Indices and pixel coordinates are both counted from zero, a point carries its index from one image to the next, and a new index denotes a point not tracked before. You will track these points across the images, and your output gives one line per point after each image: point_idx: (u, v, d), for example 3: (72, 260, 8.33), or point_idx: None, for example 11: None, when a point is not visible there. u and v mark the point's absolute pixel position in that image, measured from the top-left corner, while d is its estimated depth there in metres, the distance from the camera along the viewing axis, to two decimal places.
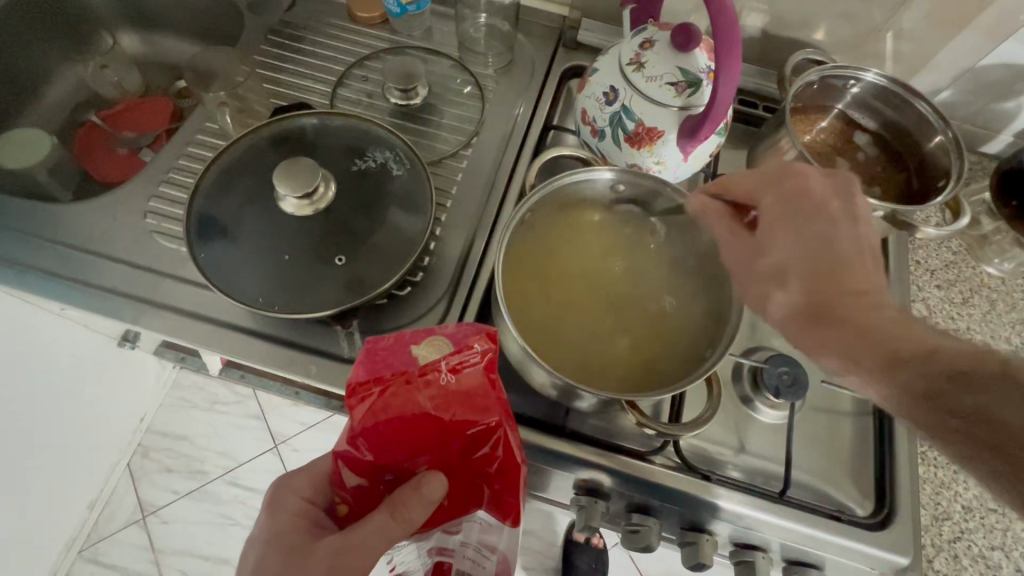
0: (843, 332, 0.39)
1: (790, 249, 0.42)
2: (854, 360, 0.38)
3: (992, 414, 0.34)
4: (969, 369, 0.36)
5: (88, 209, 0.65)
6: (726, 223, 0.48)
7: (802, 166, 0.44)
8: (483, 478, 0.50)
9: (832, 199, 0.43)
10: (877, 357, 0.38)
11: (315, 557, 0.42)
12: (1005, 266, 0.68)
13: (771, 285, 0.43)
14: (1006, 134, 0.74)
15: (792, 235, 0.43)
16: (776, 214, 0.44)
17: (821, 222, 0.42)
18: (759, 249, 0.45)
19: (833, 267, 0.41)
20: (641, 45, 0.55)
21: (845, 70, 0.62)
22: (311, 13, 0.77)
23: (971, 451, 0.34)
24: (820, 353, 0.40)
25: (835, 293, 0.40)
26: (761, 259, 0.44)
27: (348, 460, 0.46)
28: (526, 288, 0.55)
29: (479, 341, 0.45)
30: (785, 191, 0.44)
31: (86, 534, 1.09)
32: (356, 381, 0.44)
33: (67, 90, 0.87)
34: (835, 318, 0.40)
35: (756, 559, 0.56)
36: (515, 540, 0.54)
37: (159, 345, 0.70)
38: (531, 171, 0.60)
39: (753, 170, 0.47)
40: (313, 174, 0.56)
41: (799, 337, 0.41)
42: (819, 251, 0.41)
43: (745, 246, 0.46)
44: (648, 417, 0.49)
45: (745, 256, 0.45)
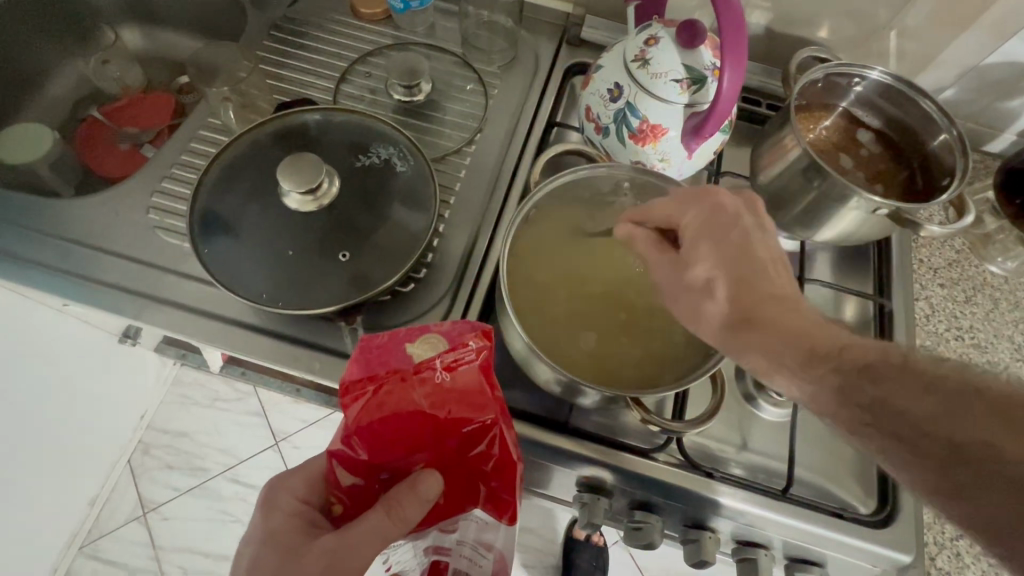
0: (768, 333, 0.40)
1: (714, 263, 0.45)
2: (768, 357, 0.40)
3: (895, 404, 0.33)
4: (872, 363, 0.36)
5: (90, 204, 0.64)
6: (653, 246, 0.49)
7: (714, 187, 0.48)
8: (479, 476, 0.50)
9: (745, 212, 0.47)
10: (797, 354, 0.39)
11: (310, 556, 0.42)
12: (1009, 265, 0.68)
13: (701, 297, 0.45)
14: (1010, 133, 0.74)
15: (717, 249, 0.45)
16: (699, 229, 0.47)
17: (737, 235, 0.45)
18: (687, 266, 0.46)
19: (753, 276, 0.44)
20: (646, 41, 0.55)
21: (850, 67, 0.62)
22: (315, 9, 0.77)
23: (879, 445, 0.33)
24: (746, 354, 0.41)
25: (758, 300, 0.42)
26: (690, 274, 0.46)
27: (342, 460, 0.46)
28: (530, 283, 0.55)
29: (474, 338, 0.45)
30: (702, 210, 0.47)
31: (87, 531, 1.09)
32: (350, 379, 0.43)
33: (68, 85, 0.86)
34: (759, 321, 0.41)
35: (757, 557, 0.56)
36: (512, 538, 0.53)
37: (160, 341, 0.70)
38: (534, 169, 0.61)
39: (674, 193, 0.50)
40: (318, 170, 0.56)
41: (728, 344, 0.43)
42: (742, 262, 0.44)
43: (673, 265, 0.47)
44: (650, 413, 0.49)
45: (673, 274, 0.47)
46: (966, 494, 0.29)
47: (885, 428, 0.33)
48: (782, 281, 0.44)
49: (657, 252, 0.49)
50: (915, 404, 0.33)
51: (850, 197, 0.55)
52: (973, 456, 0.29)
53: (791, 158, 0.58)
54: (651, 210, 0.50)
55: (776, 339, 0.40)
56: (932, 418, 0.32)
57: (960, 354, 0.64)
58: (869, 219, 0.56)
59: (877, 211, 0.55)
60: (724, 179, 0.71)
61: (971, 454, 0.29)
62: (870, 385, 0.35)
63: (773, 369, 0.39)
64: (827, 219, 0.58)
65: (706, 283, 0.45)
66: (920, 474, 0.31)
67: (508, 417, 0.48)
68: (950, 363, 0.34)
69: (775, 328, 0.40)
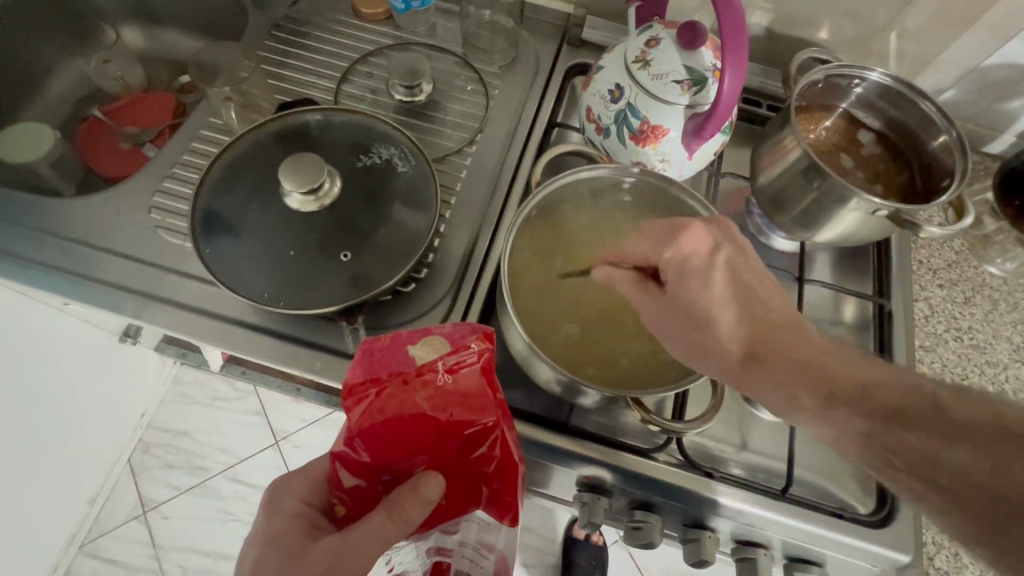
0: (780, 372, 0.41)
1: (705, 301, 0.45)
2: (782, 392, 0.40)
3: (931, 452, 0.33)
4: (900, 406, 0.36)
5: (92, 203, 0.64)
6: (635, 286, 0.50)
7: (691, 223, 0.49)
8: (480, 478, 0.50)
9: (726, 243, 0.48)
10: (816, 394, 0.39)
11: (312, 557, 0.43)
12: (1007, 266, 0.68)
13: (702, 335, 0.45)
14: (1009, 134, 0.75)
15: (704, 285, 0.46)
16: (680, 268, 0.47)
17: (723, 269, 0.46)
18: (679, 305, 0.47)
19: (748, 310, 0.44)
20: (646, 42, 0.55)
21: (850, 68, 0.62)
22: (316, 9, 0.77)
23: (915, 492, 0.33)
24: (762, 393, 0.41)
25: (760, 334, 0.43)
26: (684, 314, 0.46)
27: (345, 461, 0.46)
28: (531, 280, 0.56)
29: (475, 341, 0.45)
30: (681, 248, 0.48)
31: (87, 529, 1.09)
32: (353, 381, 0.44)
33: (69, 84, 0.86)
34: (767, 357, 0.42)
35: (757, 556, 0.57)
36: (514, 540, 0.53)
37: (160, 340, 0.70)
38: (535, 170, 0.61)
39: (648, 229, 0.51)
40: (319, 170, 0.56)
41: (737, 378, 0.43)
42: (731, 295, 0.45)
43: (660, 305, 0.48)
44: (650, 413, 0.49)
45: (666, 314, 0.47)
46: (996, 537, 0.29)
47: (909, 470, 0.33)
48: (779, 308, 0.45)
49: (639, 292, 0.49)
50: (948, 452, 0.32)
51: (849, 198, 0.55)
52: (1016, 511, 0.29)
53: (791, 159, 0.58)
54: (629, 250, 0.51)
55: (789, 375, 0.40)
56: (958, 461, 0.32)
57: (960, 355, 0.64)
58: (869, 219, 0.56)
59: (877, 212, 0.55)
60: (723, 179, 0.71)
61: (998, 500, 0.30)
62: (899, 430, 0.35)
63: (792, 410, 0.39)
64: (827, 220, 0.58)
65: (700, 323, 0.45)
66: (959, 521, 0.31)
67: (510, 418, 0.48)
68: (977, 399, 0.34)
69: (789, 362, 0.41)
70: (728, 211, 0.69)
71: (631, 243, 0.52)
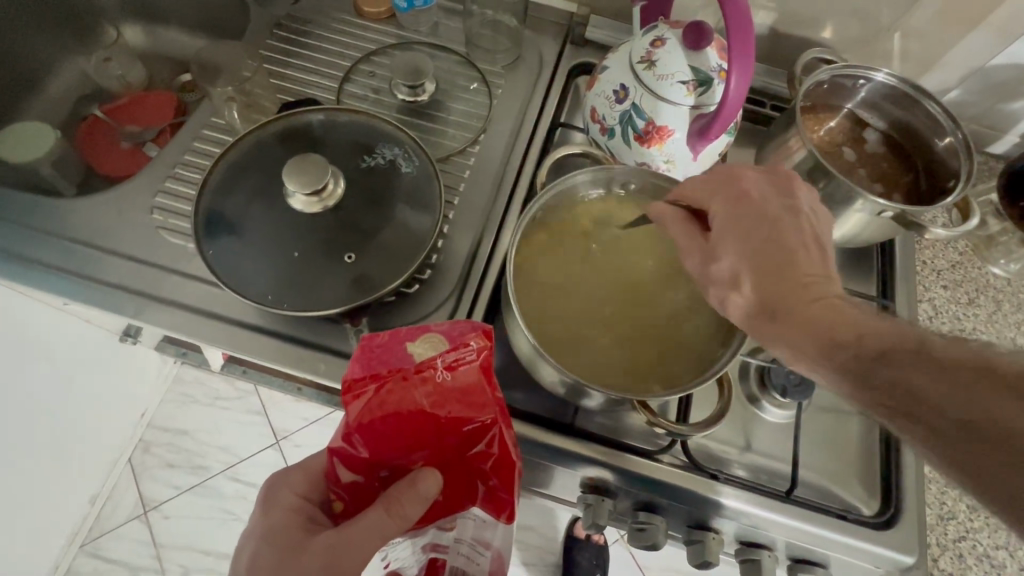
0: (789, 318, 0.40)
1: (737, 257, 0.44)
2: (794, 337, 0.40)
3: (909, 386, 0.33)
4: (891, 347, 0.35)
5: (93, 203, 0.64)
6: (679, 227, 0.48)
7: (745, 176, 0.47)
8: (478, 474, 0.50)
9: (773, 198, 0.46)
10: (818, 339, 0.38)
11: (310, 553, 0.43)
12: (1011, 266, 0.68)
13: (727, 290, 0.44)
14: (1013, 135, 0.74)
15: (739, 237, 0.44)
16: (727, 216, 0.46)
17: (765, 222, 0.44)
18: (711, 256, 0.46)
19: (781, 262, 0.43)
20: (652, 42, 0.55)
21: (855, 69, 0.62)
22: (318, 7, 0.77)
23: (893, 422, 0.34)
24: (771, 340, 0.41)
25: (781, 286, 0.41)
26: (714, 266, 0.45)
27: (343, 457, 0.46)
28: (546, 271, 0.56)
29: (475, 338, 0.45)
30: (731, 200, 0.46)
31: (88, 529, 1.09)
32: (352, 378, 0.43)
33: (68, 84, 0.86)
34: (779, 305, 0.41)
35: (761, 558, 0.56)
36: (510, 536, 0.54)
37: (159, 340, 0.69)
38: (541, 170, 0.60)
39: (709, 174, 0.49)
40: (322, 172, 0.55)
41: (753, 330, 0.43)
42: (764, 250, 0.43)
43: (696, 244, 0.47)
44: (658, 415, 0.49)
45: (698, 259, 0.47)
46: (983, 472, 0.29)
47: (897, 409, 0.33)
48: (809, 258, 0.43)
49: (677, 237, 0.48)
50: (927, 383, 0.33)
51: (854, 199, 0.55)
52: (942, 424, 0.31)
53: (796, 159, 0.58)
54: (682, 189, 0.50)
55: (802, 321, 0.39)
56: (952, 402, 0.31)
57: None
58: (873, 221, 0.56)
59: (882, 214, 0.55)
60: None
61: (985, 431, 0.30)
62: (889, 369, 0.34)
63: (794, 356, 0.40)
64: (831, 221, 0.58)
65: (728, 264, 0.44)
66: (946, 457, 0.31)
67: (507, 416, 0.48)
68: (971, 346, 0.34)
69: (808, 308, 0.40)
70: None
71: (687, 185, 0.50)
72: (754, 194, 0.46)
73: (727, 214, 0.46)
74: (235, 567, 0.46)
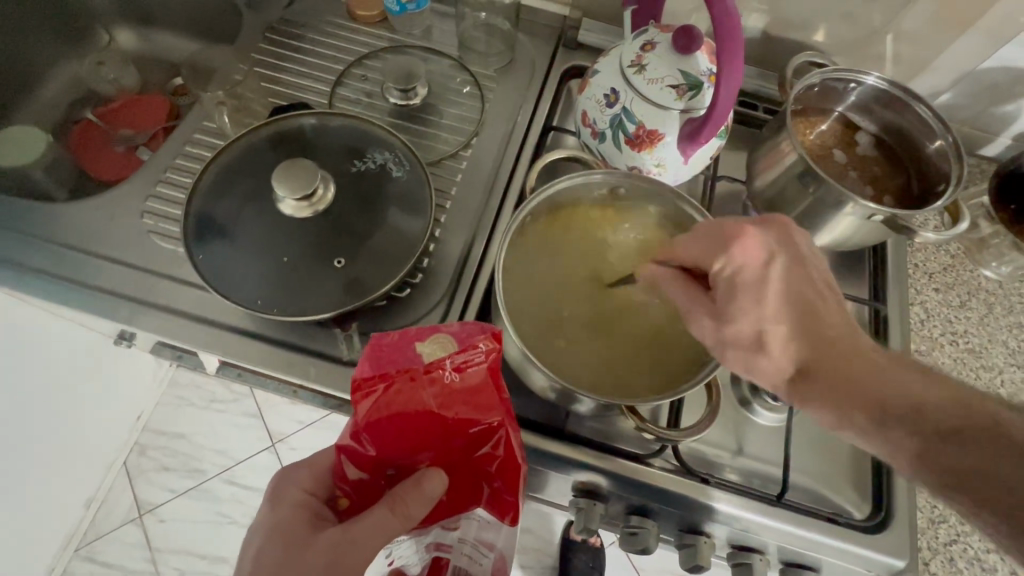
0: (835, 387, 0.40)
1: (756, 319, 0.44)
2: (838, 406, 0.40)
3: (982, 471, 0.33)
4: (959, 426, 0.36)
5: (84, 207, 0.64)
6: (680, 286, 0.48)
7: (744, 228, 0.47)
8: (483, 475, 0.50)
9: (780, 253, 0.46)
10: (868, 411, 0.39)
11: (314, 550, 0.43)
12: (1002, 269, 0.68)
13: (752, 353, 0.44)
14: (1005, 137, 0.74)
15: (759, 299, 0.45)
16: (739, 275, 0.46)
17: (783, 282, 0.45)
18: (724, 320, 0.46)
19: (810, 326, 0.43)
20: (642, 47, 0.55)
21: (845, 72, 0.62)
22: (311, 11, 0.77)
23: (968, 506, 0.34)
24: (810, 407, 0.41)
25: (813, 350, 0.43)
26: (730, 329, 0.45)
27: (350, 455, 0.46)
28: (535, 274, 0.56)
29: (484, 340, 0.45)
30: (734, 257, 0.46)
31: (83, 532, 1.09)
32: (361, 377, 0.43)
33: (60, 87, 0.86)
34: (817, 373, 0.42)
35: (752, 561, 0.56)
36: (513, 539, 0.53)
37: (154, 342, 0.66)
38: (530, 175, 0.60)
39: (699, 230, 0.49)
40: (312, 177, 0.55)
41: (790, 394, 0.43)
42: (785, 310, 0.44)
43: (699, 303, 0.47)
44: (647, 421, 0.49)
45: (711, 324, 0.46)
46: None
47: (972, 492, 0.33)
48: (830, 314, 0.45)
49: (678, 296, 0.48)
50: (1007, 469, 0.33)
51: (843, 203, 0.55)
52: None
53: (787, 163, 0.58)
54: (677, 251, 0.50)
55: (847, 390, 0.40)
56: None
57: (955, 359, 0.64)
58: (863, 224, 0.56)
59: (872, 217, 0.55)
60: (720, 183, 0.71)
61: None
62: (960, 453, 0.35)
63: (842, 427, 0.40)
64: (821, 224, 0.58)
65: (749, 326, 0.44)
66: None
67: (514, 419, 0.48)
68: None
69: (852, 376, 0.40)
70: (722, 213, 0.69)
71: (681, 244, 0.50)
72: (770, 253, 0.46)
73: (744, 276, 0.45)
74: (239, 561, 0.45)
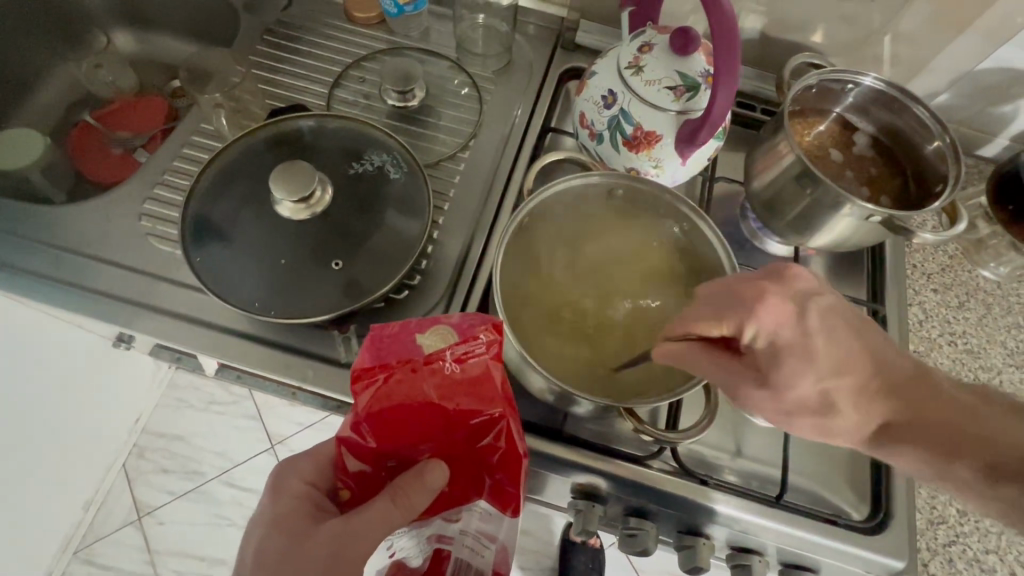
0: (930, 441, 0.40)
1: (811, 381, 0.42)
2: (941, 464, 0.39)
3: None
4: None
5: (82, 209, 0.64)
6: (707, 359, 0.44)
7: (763, 286, 0.43)
8: (485, 466, 0.49)
9: (806, 304, 0.43)
10: (975, 467, 0.38)
11: (314, 542, 0.43)
12: (1001, 270, 0.68)
13: (824, 416, 0.42)
14: (1003, 137, 0.74)
15: (806, 361, 0.42)
16: (779, 342, 0.43)
17: (825, 333, 0.42)
18: (778, 389, 0.43)
19: (879, 372, 0.42)
20: (640, 48, 0.55)
21: (844, 73, 0.62)
22: (309, 13, 0.77)
23: None
24: (906, 461, 0.41)
25: (898, 404, 0.41)
26: (790, 399, 0.43)
27: (351, 446, 0.46)
28: (532, 268, 0.56)
29: (484, 332, 0.44)
30: (763, 324, 0.43)
31: (82, 534, 1.09)
32: (361, 367, 0.43)
33: (58, 90, 0.86)
34: (907, 424, 0.41)
35: (752, 563, 0.56)
36: (516, 531, 0.52)
37: (153, 346, 0.66)
38: (528, 177, 0.60)
39: (706, 294, 0.46)
40: (310, 178, 0.55)
41: (877, 449, 0.42)
42: (843, 362, 0.42)
43: (738, 372, 0.44)
44: (645, 423, 0.49)
45: (766, 394, 0.43)
46: None
47: None
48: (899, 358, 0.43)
49: (712, 373, 0.44)
50: None
51: (841, 205, 0.55)
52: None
53: (784, 165, 0.58)
54: (691, 326, 0.45)
55: (945, 445, 0.39)
56: None
57: (954, 359, 0.64)
58: (861, 226, 0.56)
59: (870, 218, 0.55)
60: (718, 184, 0.71)
61: None
62: None
63: (943, 479, 0.39)
64: (819, 225, 0.58)
65: (813, 388, 0.42)
66: None
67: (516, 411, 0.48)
68: None
69: (946, 425, 0.40)
70: (720, 215, 0.69)
71: (691, 313, 0.46)
72: (797, 305, 0.43)
73: (786, 342, 0.42)
74: (242, 553, 0.46)
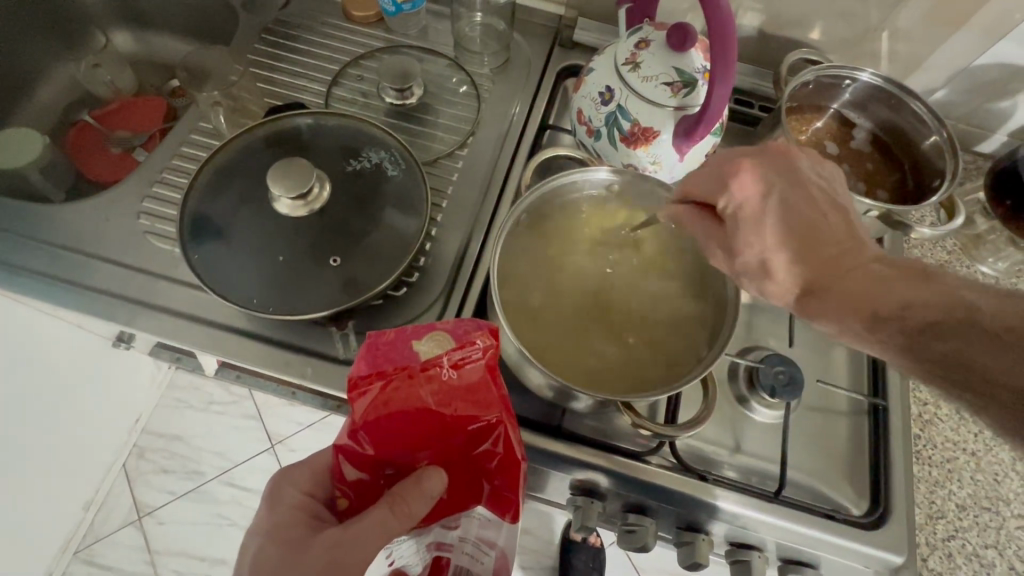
0: (835, 298, 0.42)
1: (756, 245, 0.46)
2: (835, 315, 0.42)
3: (964, 357, 0.36)
4: (943, 321, 0.38)
5: (81, 207, 0.64)
6: (690, 220, 0.50)
7: (740, 162, 0.47)
8: (482, 473, 0.49)
9: (778, 180, 0.47)
10: (864, 318, 0.40)
11: (312, 552, 0.43)
12: (999, 266, 0.69)
13: (761, 278, 0.46)
14: (1001, 134, 0.74)
15: (771, 224, 0.45)
16: (746, 209, 0.46)
17: (801, 204, 0.46)
18: (732, 251, 0.47)
19: (811, 241, 0.44)
20: (636, 44, 0.56)
21: (841, 69, 0.62)
22: (307, 12, 0.77)
23: (962, 398, 0.36)
24: (815, 318, 0.43)
25: (816, 266, 0.44)
26: (739, 259, 0.47)
27: (348, 455, 0.46)
28: (530, 262, 0.57)
29: (481, 337, 0.44)
30: (734, 193, 0.47)
31: (82, 535, 1.09)
32: (358, 375, 0.43)
33: (57, 90, 0.86)
34: (822, 285, 0.43)
35: (751, 559, 0.56)
36: (515, 538, 0.52)
37: (153, 346, 0.67)
38: (525, 175, 0.62)
39: (701, 168, 0.49)
40: (308, 175, 0.55)
41: (796, 309, 0.44)
42: (788, 233, 0.45)
43: (711, 234, 0.49)
44: (642, 417, 0.50)
45: (725, 256, 0.48)
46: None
47: (955, 380, 0.36)
48: (837, 230, 0.45)
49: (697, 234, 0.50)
50: (985, 358, 0.35)
51: None
52: (1001, 394, 0.35)
53: None
54: (685, 190, 0.50)
55: (844, 297, 0.41)
56: (1008, 371, 0.35)
57: None
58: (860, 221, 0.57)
59: (868, 214, 0.55)
60: None
61: None
62: (951, 350, 0.36)
63: (841, 332, 0.42)
64: None
65: (756, 249, 0.46)
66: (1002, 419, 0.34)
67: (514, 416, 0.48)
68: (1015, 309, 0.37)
69: (849, 284, 0.42)
70: None
71: (685, 185, 0.50)
72: (776, 178, 0.47)
73: (752, 208, 0.46)
74: (241, 560, 0.46)
